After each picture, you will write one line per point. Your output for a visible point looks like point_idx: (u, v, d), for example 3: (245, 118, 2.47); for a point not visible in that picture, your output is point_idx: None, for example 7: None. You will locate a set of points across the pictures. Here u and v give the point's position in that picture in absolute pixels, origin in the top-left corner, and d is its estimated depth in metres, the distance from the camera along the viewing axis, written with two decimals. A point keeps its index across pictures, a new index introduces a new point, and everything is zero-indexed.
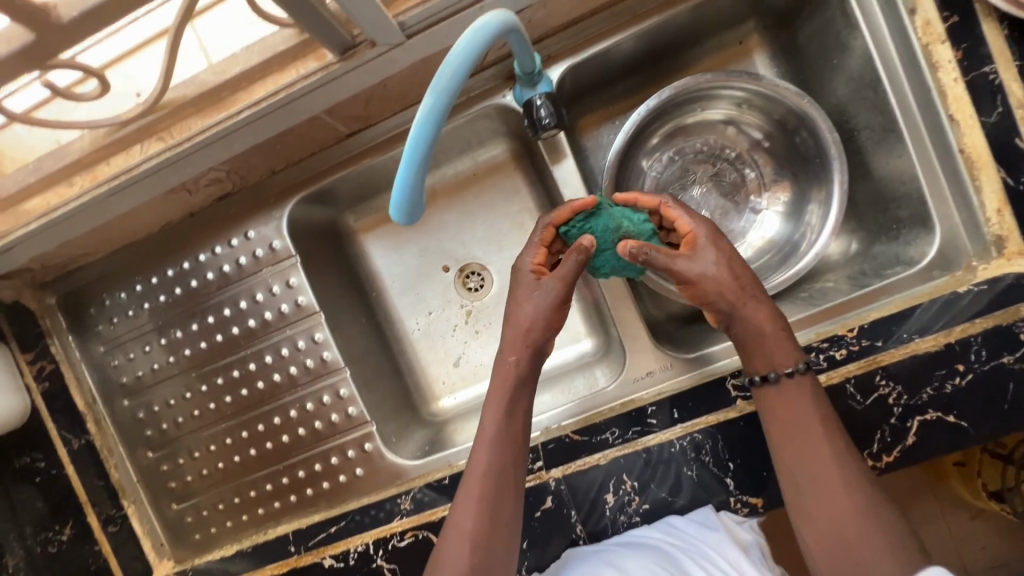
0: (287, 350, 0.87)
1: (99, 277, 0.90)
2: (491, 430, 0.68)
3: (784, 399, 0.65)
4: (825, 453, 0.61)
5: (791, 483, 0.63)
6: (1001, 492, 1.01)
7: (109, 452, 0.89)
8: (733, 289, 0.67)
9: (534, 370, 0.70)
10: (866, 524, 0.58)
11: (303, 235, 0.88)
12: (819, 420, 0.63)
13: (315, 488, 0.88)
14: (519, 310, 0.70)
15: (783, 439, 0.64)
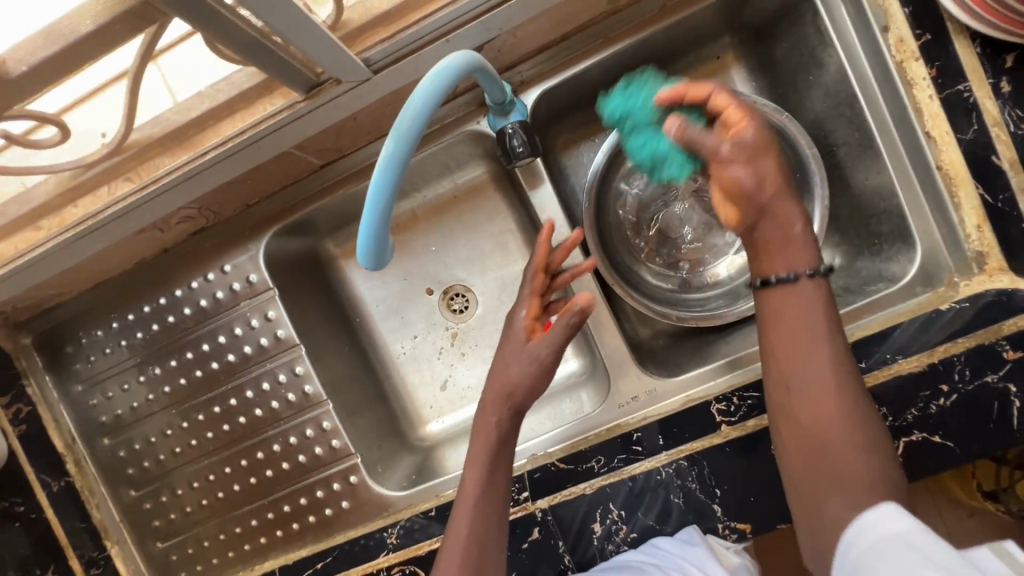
0: (267, 384, 0.86)
1: (74, 315, 0.88)
2: (473, 491, 0.65)
3: (794, 301, 0.52)
4: (824, 355, 0.51)
5: (778, 387, 0.53)
6: (995, 492, 1.02)
7: (90, 492, 0.88)
8: (770, 180, 0.53)
9: (515, 429, 0.68)
10: (851, 435, 0.49)
11: (281, 266, 0.87)
12: (823, 323, 0.52)
13: (301, 522, 0.87)
14: (505, 370, 0.69)
15: (780, 338, 0.53)
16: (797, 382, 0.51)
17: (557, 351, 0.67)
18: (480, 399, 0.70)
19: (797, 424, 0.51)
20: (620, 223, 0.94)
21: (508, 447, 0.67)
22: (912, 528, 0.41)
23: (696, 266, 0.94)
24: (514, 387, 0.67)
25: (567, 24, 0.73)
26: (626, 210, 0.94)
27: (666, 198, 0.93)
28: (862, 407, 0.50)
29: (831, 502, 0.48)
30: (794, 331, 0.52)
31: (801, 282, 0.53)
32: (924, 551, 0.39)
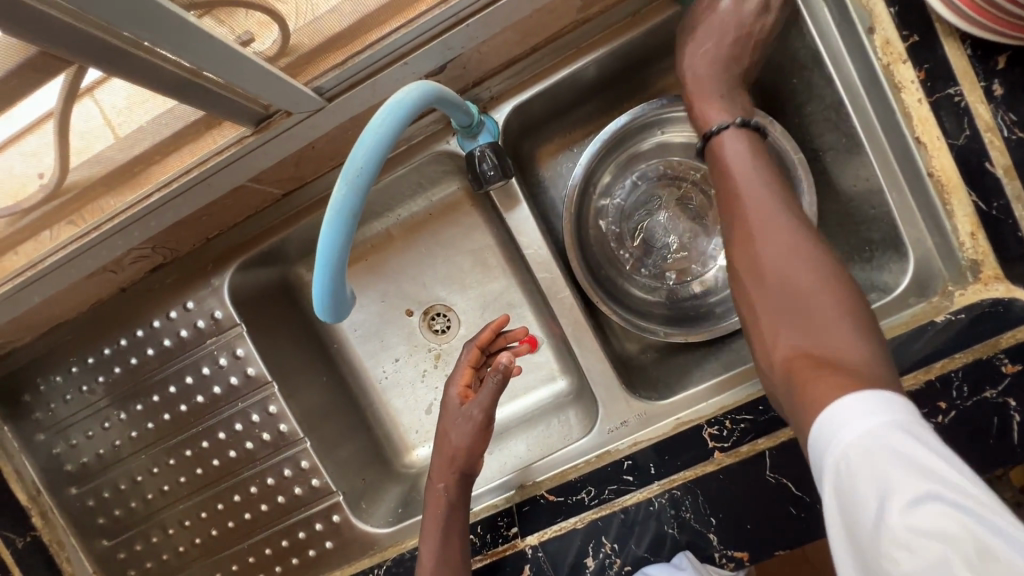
0: (240, 425, 0.82)
1: (32, 361, 0.83)
2: (430, 565, 0.70)
3: (727, 152, 0.61)
4: (757, 190, 0.57)
5: (731, 234, 0.59)
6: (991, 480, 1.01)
7: (59, 545, 0.83)
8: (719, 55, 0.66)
9: (464, 494, 0.73)
10: (794, 258, 0.53)
11: (248, 300, 0.82)
12: (753, 164, 0.59)
13: (284, 564, 0.83)
14: (446, 438, 0.74)
15: (726, 188, 0.60)
16: (737, 226, 0.58)
17: (487, 409, 0.72)
18: (430, 467, 0.75)
19: (750, 266, 0.55)
20: (602, 235, 0.91)
21: (459, 511, 0.72)
22: (875, 428, 0.38)
23: (683, 275, 0.89)
24: (457, 451, 0.73)
25: (537, 36, 0.68)
26: (609, 220, 0.91)
27: (649, 207, 0.90)
28: (816, 241, 0.54)
29: (783, 328, 0.51)
30: (735, 176, 0.59)
31: (729, 134, 0.62)
32: (899, 469, 0.36)
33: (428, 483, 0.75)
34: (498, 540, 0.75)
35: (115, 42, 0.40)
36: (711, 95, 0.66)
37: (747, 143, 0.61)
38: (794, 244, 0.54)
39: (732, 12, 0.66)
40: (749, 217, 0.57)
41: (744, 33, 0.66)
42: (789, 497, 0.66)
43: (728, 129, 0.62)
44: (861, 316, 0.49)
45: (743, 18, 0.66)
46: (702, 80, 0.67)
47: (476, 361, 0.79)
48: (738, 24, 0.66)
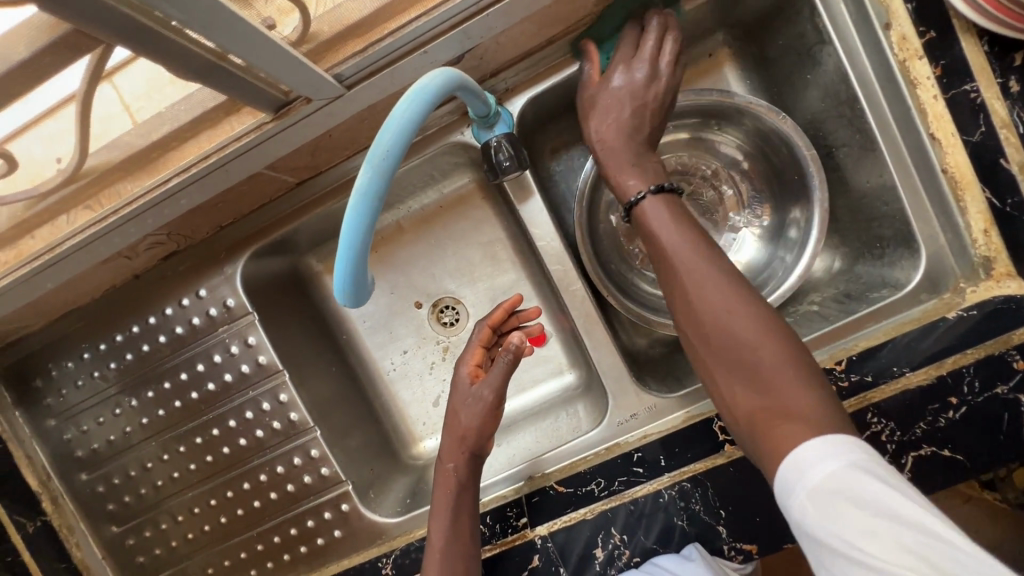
0: (251, 413, 0.82)
1: (44, 346, 0.84)
2: (439, 544, 0.70)
3: (651, 218, 0.60)
4: (681, 258, 0.57)
5: (669, 296, 0.59)
6: (993, 481, 1.00)
7: (69, 530, 0.84)
8: (624, 123, 0.65)
9: (474, 475, 0.73)
10: (730, 324, 0.53)
11: (260, 289, 0.83)
12: (676, 227, 0.59)
13: (292, 552, 0.84)
14: (456, 417, 0.73)
15: (658, 257, 0.59)
16: (672, 296, 0.58)
17: (498, 389, 0.72)
18: (440, 447, 0.75)
19: (693, 329, 0.56)
20: (613, 231, 0.91)
21: (469, 491, 0.72)
22: (831, 476, 0.42)
23: None
24: (467, 432, 0.72)
25: (553, 28, 0.69)
26: (619, 216, 0.91)
27: None
28: (750, 296, 0.54)
29: (738, 390, 0.52)
30: (660, 242, 0.59)
31: (650, 200, 0.61)
32: (860, 514, 0.40)
33: (438, 463, 0.75)
34: (508, 530, 0.75)
35: (143, 21, 0.40)
36: (623, 167, 0.64)
37: (666, 204, 0.60)
38: (727, 303, 0.53)
39: (624, 85, 0.65)
40: (680, 282, 0.57)
41: (638, 103, 0.65)
42: None
43: (647, 197, 0.61)
44: (804, 361, 0.50)
45: (635, 88, 0.65)
46: (612, 149, 0.65)
47: (487, 341, 0.78)
48: (631, 94, 0.65)
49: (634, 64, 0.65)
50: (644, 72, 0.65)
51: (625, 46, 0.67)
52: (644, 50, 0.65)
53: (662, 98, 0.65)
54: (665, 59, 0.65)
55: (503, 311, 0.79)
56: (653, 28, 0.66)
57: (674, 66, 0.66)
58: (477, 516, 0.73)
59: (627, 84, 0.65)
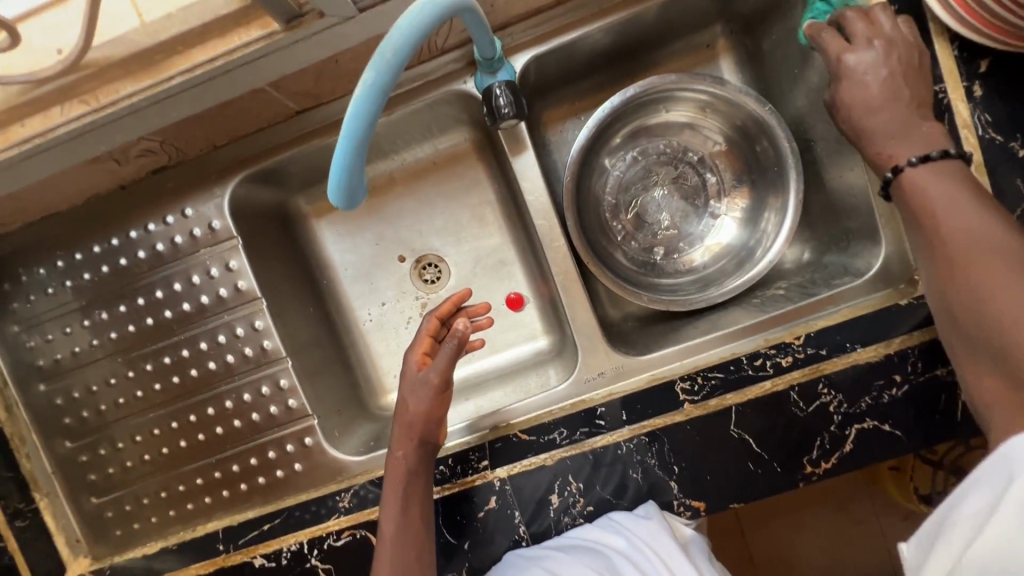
0: (224, 337, 0.82)
1: (16, 251, 0.82)
2: (390, 532, 0.70)
3: (923, 186, 0.55)
4: (950, 225, 0.51)
5: (929, 275, 0.53)
6: (929, 494, 1.10)
7: (21, 440, 0.82)
8: (896, 78, 0.60)
9: (424, 461, 0.73)
10: (1005, 301, 0.45)
11: (248, 216, 0.83)
12: (949, 198, 0.52)
13: (250, 483, 0.83)
14: (405, 404, 0.73)
15: (922, 228, 0.53)
16: (938, 265, 0.51)
17: (445, 372, 0.72)
18: (390, 436, 0.75)
19: (946, 296, 0.50)
20: (600, 204, 0.96)
21: (419, 478, 0.72)
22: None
23: (670, 252, 0.96)
24: (416, 419, 0.72)
25: None
26: (607, 193, 0.97)
27: (646, 183, 0.96)
28: None
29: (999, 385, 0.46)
30: (932, 211, 0.53)
31: (929, 165, 0.55)
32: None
33: (388, 453, 0.75)
34: (468, 472, 0.76)
35: None
36: (897, 145, 0.58)
37: (934, 173, 0.55)
38: (1011, 279, 0.45)
39: (871, 57, 0.61)
40: (947, 254, 0.50)
41: (896, 88, 0.60)
42: (749, 453, 0.70)
43: (915, 165, 0.56)
44: None
45: (889, 77, 0.60)
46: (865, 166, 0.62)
47: (435, 333, 0.77)
48: (893, 78, 0.60)
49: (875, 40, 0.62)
50: (887, 43, 0.62)
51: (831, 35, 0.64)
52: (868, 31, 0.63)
53: (907, 57, 0.62)
54: (887, 27, 0.63)
55: (451, 305, 0.78)
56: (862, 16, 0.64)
57: (895, 24, 0.63)
58: (431, 503, 0.73)
59: (890, 63, 0.61)
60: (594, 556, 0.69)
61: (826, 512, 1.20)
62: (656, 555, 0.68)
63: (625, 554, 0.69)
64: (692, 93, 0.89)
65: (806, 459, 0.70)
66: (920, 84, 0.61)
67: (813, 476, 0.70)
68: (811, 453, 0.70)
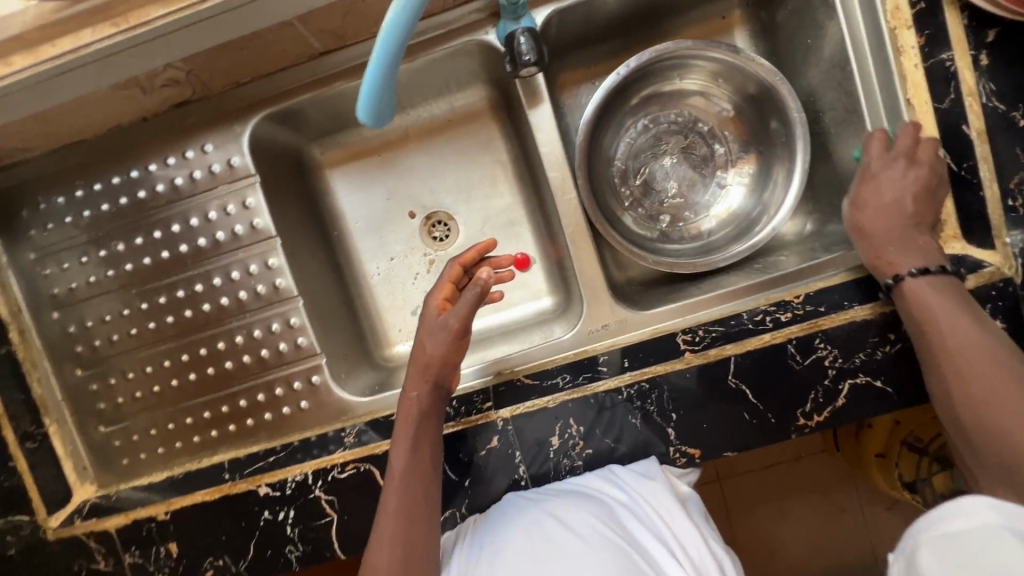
0: (237, 274, 0.84)
1: (34, 179, 0.83)
2: (399, 471, 0.71)
3: (922, 297, 0.66)
4: (954, 340, 0.62)
5: (932, 377, 0.64)
6: (914, 482, 1.03)
7: (33, 365, 0.84)
8: (907, 204, 0.69)
9: (437, 404, 0.74)
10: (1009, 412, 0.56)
11: (265, 157, 0.84)
12: (948, 311, 0.64)
13: (256, 418, 0.85)
14: (422, 346, 0.75)
15: (928, 334, 0.64)
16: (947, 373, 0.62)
17: (465, 318, 0.73)
18: (404, 377, 0.76)
19: (950, 394, 0.62)
20: (609, 170, 0.98)
21: (431, 418, 0.73)
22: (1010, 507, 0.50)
23: (675, 220, 0.98)
24: (433, 360, 0.74)
25: None
26: (617, 158, 0.99)
27: (655, 151, 0.98)
28: None
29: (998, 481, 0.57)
30: (936, 322, 0.64)
31: (929, 278, 0.66)
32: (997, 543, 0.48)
33: (401, 395, 0.76)
34: (472, 411, 0.78)
35: None
36: (886, 249, 0.69)
37: (934, 286, 0.65)
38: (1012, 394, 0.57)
39: (900, 173, 0.70)
40: (952, 362, 0.62)
41: (903, 208, 0.69)
42: (745, 404, 0.73)
43: (915, 276, 0.66)
44: None
45: (902, 196, 0.70)
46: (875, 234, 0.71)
47: (457, 280, 0.79)
48: (900, 198, 0.70)
49: (902, 159, 0.70)
50: (915, 167, 0.70)
51: (877, 145, 0.73)
52: (906, 151, 0.70)
53: (924, 188, 0.69)
54: (927, 158, 0.70)
55: (476, 254, 0.79)
56: (913, 139, 0.70)
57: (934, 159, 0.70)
58: (441, 446, 0.74)
59: (903, 185, 0.70)
60: (598, 505, 0.69)
61: (813, 496, 1.23)
62: (656, 512, 0.70)
63: (627, 508, 0.70)
64: (707, 61, 0.90)
65: (799, 412, 0.72)
66: (921, 213, 0.70)
67: (805, 428, 0.72)
68: (804, 406, 0.72)
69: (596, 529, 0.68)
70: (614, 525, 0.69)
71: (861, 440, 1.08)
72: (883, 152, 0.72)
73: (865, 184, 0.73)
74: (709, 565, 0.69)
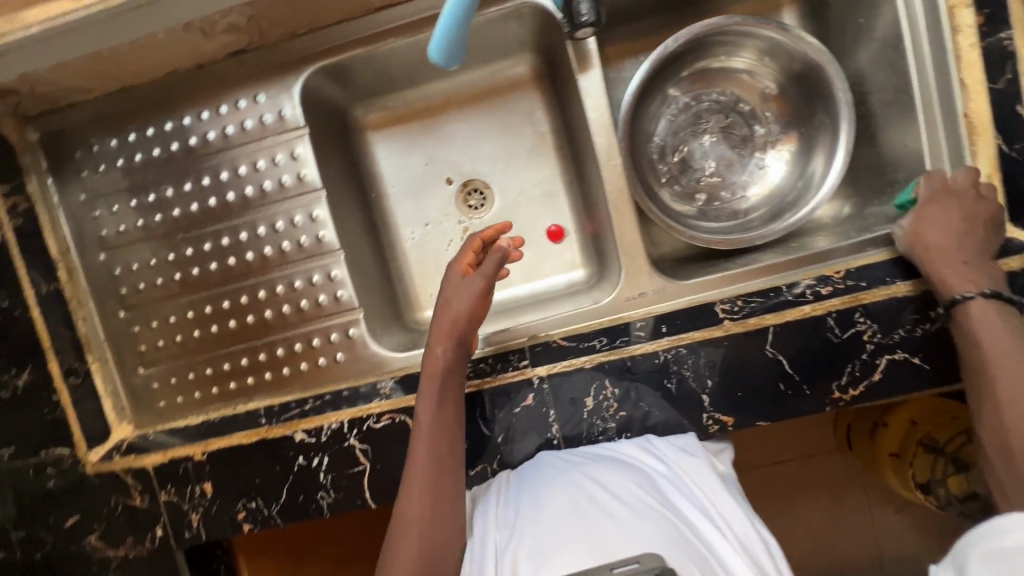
0: (282, 224, 0.85)
1: (88, 121, 0.85)
2: (425, 424, 0.71)
3: (982, 318, 0.65)
4: (1009, 364, 0.62)
5: (979, 397, 0.64)
6: (929, 483, 0.96)
7: (79, 304, 0.85)
8: (973, 235, 0.69)
9: (461, 360, 0.75)
10: None
11: (314, 110, 0.85)
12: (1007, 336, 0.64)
13: (292, 368, 0.86)
14: (448, 304, 0.75)
15: (982, 355, 0.64)
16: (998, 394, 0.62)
17: (491, 279, 0.74)
18: (428, 334, 0.75)
19: (996, 415, 0.62)
20: (648, 145, 0.98)
21: (456, 374, 0.74)
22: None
23: (711, 198, 0.98)
24: (461, 317, 0.74)
25: None
26: (656, 135, 0.99)
27: (695, 129, 0.98)
28: None
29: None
30: (994, 345, 0.64)
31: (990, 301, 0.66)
32: None
33: (424, 352, 0.75)
34: (508, 368, 0.79)
35: None
36: (960, 275, 0.68)
37: (996, 308, 0.65)
38: None
39: (963, 202, 0.70)
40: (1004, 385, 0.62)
41: (970, 238, 0.69)
42: (781, 374, 0.74)
43: (980, 298, 0.66)
44: None
45: (969, 227, 0.69)
46: (940, 250, 0.70)
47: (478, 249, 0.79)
48: (967, 230, 0.69)
49: (969, 193, 0.70)
50: (976, 199, 0.70)
51: (935, 181, 0.73)
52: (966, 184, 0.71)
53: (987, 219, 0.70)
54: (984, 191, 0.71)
55: (495, 232, 0.79)
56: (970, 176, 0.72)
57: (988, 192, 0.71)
58: (463, 402, 0.75)
59: (970, 216, 0.69)
60: (636, 472, 0.68)
61: (823, 499, 1.18)
62: (698, 486, 0.68)
63: (666, 478, 0.68)
64: (755, 39, 0.91)
65: (835, 385, 0.73)
66: (983, 240, 0.70)
67: (840, 401, 0.73)
68: (841, 379, 0.73)
69: (637, 494, 0.65)
70: (654, 492, 0.66)
71: (874, 438, 1.02)
72: (941, 188, 0.72)
73: (931, 209, 0.72)
74: (758, 545, 0.64)
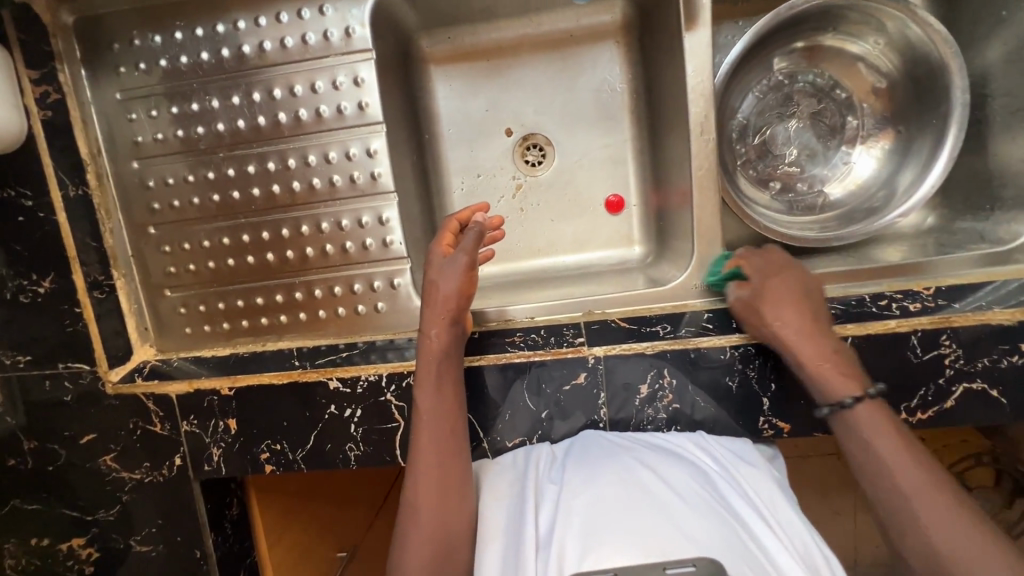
0: (335, 155, 0.78)
1: (131, 11, 0.76)
2: (426, 412, 0.67)
3: (865, 425, 0.60)
4: (905, 476, 0.56)
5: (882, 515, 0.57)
6: None
7: (107, 214, 0.79)
8: (812, 313, 0.67)
9: (457, 340, 0.70)
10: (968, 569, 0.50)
11: (382, 32, 0.78)
12: (895, 443, 0.58)
13: (329, 311, 0.82)
14: (433, 286, 0.69)
15: (876, 465, 0.58)
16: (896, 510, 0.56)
17: (473, 253, 0.69)
18: (419, 319, 0.71)
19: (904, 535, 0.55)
20: (730, 122, 0.90)
21: (452, 355, 0.69)
22: None
23: (786, 189, 0.91)
24: (449, 298, 0.69)
25: None
26: (740, 112, 0.90)
27: (783, 111, 0.90)
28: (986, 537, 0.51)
29: None
30: (878, 453, 0.58)
31: (868, 402, 0.61)
32: None
33: (419, 338, 0.71)
34: (563, 343, 0.75)
35: None
36: (833, 366, 0.63)
37: (875, 413, 0.60)
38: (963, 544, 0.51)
39: (789, 282, 0.70)
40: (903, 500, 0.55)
41: (819, 318, 0.67)
42: None
43: (860, 402, 0.61)
44: None
45: (808, 307, 0.67)
46: (794, 336, 0.65)
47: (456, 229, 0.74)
48: (806, 310, 0.67)
49: (790, 268, 0.71)
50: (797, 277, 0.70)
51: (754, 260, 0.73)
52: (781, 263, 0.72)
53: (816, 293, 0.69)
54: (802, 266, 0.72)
55: (472, 213, 0.75)
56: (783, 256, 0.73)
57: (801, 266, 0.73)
58: (462, 382, 0.71)
59: (800, 295, 0.68)
60: (685, 464, 0.66)
61: (811, 495, 1.11)
62: (751, 486, 0.67)
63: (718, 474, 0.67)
64: (876, 16, 0.82)
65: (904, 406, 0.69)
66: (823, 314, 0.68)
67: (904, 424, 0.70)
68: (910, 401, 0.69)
69: (691, 485, 0.63)
70: (706, 486, 0.64)
71: None
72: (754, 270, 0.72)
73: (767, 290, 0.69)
74: (814, 553, 0.60)
